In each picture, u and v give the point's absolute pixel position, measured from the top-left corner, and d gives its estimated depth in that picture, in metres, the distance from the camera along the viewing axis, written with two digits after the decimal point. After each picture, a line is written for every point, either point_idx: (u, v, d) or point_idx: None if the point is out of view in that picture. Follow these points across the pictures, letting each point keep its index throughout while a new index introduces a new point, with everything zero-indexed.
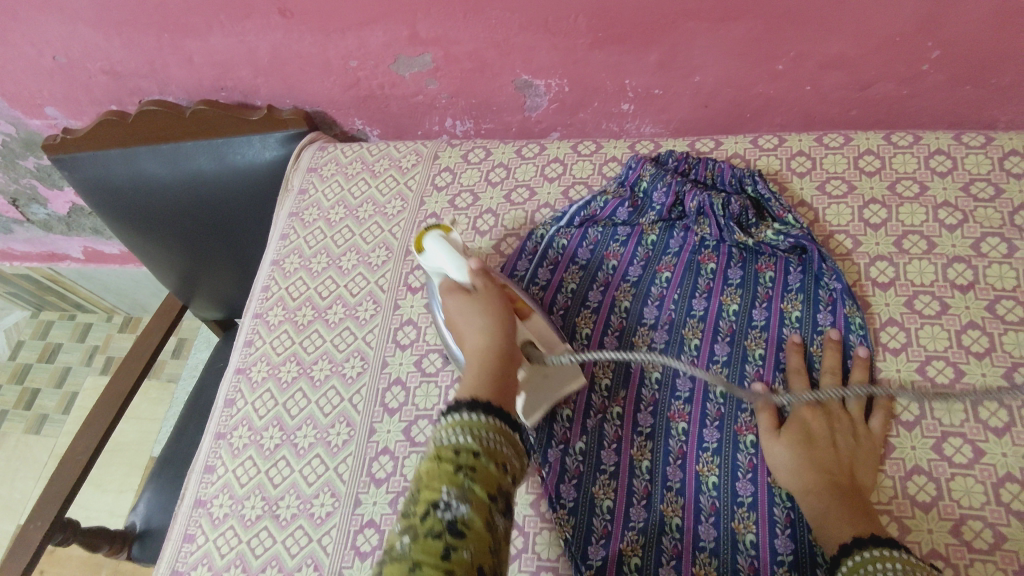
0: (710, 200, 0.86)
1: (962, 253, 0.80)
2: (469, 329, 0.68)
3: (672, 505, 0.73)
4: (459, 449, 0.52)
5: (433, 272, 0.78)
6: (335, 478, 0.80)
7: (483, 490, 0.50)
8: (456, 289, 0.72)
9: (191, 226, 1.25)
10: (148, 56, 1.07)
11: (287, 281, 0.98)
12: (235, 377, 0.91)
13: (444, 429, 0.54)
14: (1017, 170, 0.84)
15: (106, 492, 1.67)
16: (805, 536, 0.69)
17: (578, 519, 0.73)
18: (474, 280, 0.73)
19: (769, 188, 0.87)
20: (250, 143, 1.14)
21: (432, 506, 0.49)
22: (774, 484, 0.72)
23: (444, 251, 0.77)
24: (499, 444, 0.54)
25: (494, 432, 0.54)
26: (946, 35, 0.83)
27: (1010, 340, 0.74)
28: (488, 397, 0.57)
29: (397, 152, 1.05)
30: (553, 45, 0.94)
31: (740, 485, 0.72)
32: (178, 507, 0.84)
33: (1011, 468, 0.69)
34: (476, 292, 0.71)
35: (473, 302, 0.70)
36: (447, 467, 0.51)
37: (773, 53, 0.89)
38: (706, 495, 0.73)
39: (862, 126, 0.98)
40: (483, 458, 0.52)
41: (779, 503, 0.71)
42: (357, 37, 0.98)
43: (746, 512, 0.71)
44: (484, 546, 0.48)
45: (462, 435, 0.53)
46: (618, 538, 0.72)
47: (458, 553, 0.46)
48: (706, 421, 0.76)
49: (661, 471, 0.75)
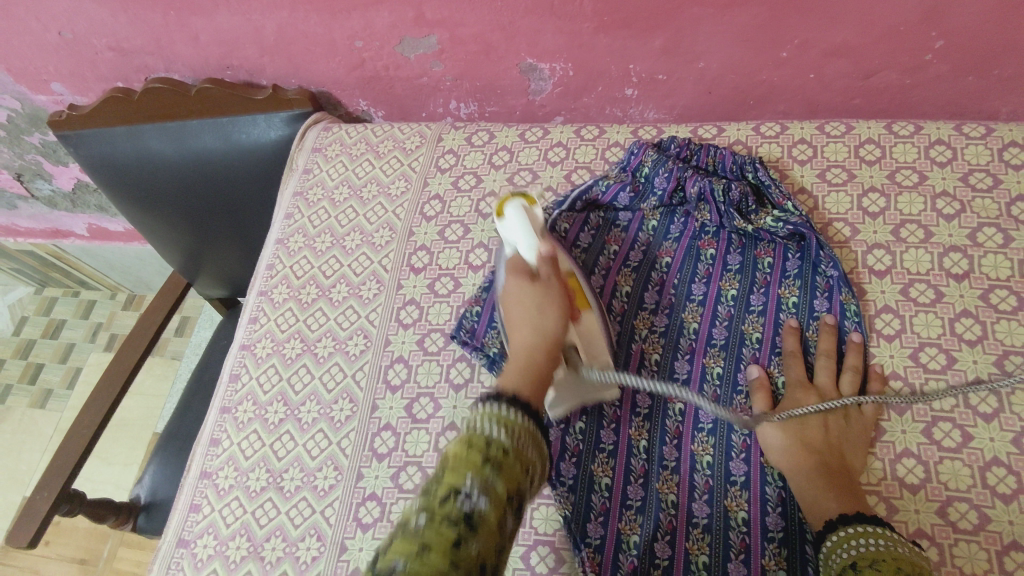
0: (711, 185, 0.86)
1: (958, 242, 0.81)
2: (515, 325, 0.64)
3: (667, 483, 0.75)
4: (491, 441, 0.49)
5: (507, 243, 0.73)
6: (338, 452, 0.82)
7: (504, 488, 0.48)
8: (521, 272, 0.67)
9: (196, 204, 1.26)
10: (154, 33, 1.07)
11: (292, 260, 0.99)
12: (240, 352, 0.93)
13: (479, 414, 0.51)
14: (1016, 161, 0.84)
15: (111, 465, 1.70)
16: (795, 514, 0.71)
17: (577, 496, 0.74)
18: (541, 266, 0.68)
19: (769, 175, 0.88)
20: (256, 122, 1.14)
21: (454, 491, 0.46)
22: (767, 464, 0.74)
23: (521, 225, 0.70)
24: (524, 444, 0.51)
25: (526, 433, 0.51)
26: (949, 25, 0.84)
27: (1003, 328, 0.76)
28: (527, 395, 0.55)
29: (402, 134, 1.06)
30: (558, 29, 0.94)
31: (734, 465, 0.75)
32: (184, 479, 0.86)
33: (998, 452, 0.70)
34: (537, 281, 0.66)
35: (532, 289, 0.65)
36: (473, 453, 0.48)
37: (777, 40, 0.90)
38: (701, 473, 0.75)
39: (864, 114, 0.99)
40: (512, 455, 0.49)
41: (771, 482, 0.73)
42: (362, 18, 0.98)
43: (739, 491, 0.73)
44: (491, 543, 0.46)
45: (496, 425, 0.50)
46: (616, 516, 0.73)
47: (466, 547, 0.44)
48: (702, 403, 0.78)
49: (658, 451, 0.77)
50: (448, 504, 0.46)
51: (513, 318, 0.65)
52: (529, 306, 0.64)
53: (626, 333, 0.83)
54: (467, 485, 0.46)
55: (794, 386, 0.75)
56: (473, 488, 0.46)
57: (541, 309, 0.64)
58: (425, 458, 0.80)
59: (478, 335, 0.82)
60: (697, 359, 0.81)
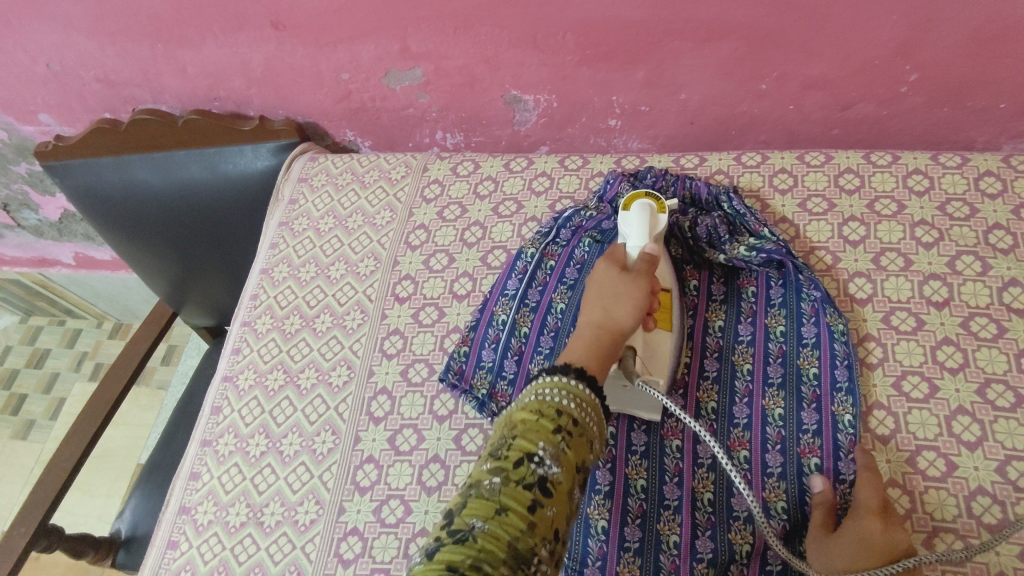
0: (677, 220, 0.89)
1: (938, 271, 0.82)
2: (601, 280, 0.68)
3: (669, 523, 0.74)
4: (560, 412, 0.53)
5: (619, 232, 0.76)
6: (319, 486, 0.81)
7: (573, 456, 0.51)
8: (614, 262, 0.70)
9: (183, 231, 1.25)
10: (141, 66, 1.08)
11: (275, 290, 0.98)
12: (222, 385, 0.92)
13: (547, 387, 0.55)
14: (992, 190, 0.85)
15: (93, 498, 1.67)
16: (795, 548, 0.72)
17: (573, 541, 0.74)
18: (638, 259, 0.70)
19: (745, 205, 0.89)
20: (242, 153, 1.15)
21: (527, 457, 0.49)
22: (770, 498, 0.73)
23: (637, 223, 0.73)
24: (592, 423, 0.55)
25: (591, 409, 0.55)
26: (923, 58, 0.85)
27: (984, 356, 0.76)
28: (582, 364, 0.59)
29: (387, 164, 1.06)
30: (541, 62, 0.96)
31: (736, 500, 0.74)
32: (162, 514, 0.85)
33: (982, 481, 0.70)
34: (627, 273, 0.68)
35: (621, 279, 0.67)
36: (546, 424, 0.52)
37: (757, 72, 0.91)
38: (702, 510, 0.74)
39: (844, 144, 1.00)
40: (578, 427, 0.53)
41: (775, 515, 0.72)
42: (348, 51, 1.00)
43: (743, 525, 0.72)
44: (563, 511, 0.49)
45: (565, 398, 0.55)
46: (615, 561, 0.72)
47: (543, 510, 0.47)
48: (699, 437, 0.77)
49: (658, 489, 0.76)
50: (522, 467, 0.49)
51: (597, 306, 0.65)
52: (617, 277, 0.68)
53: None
54: (542, 453, 0.50)
55: (867, 511, 0.66)
56: (548, 457, 0.50)
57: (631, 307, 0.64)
58: (408, 491, 0.79)
59: (466, 376, 0.84)
60: (690, 394, 0.80)
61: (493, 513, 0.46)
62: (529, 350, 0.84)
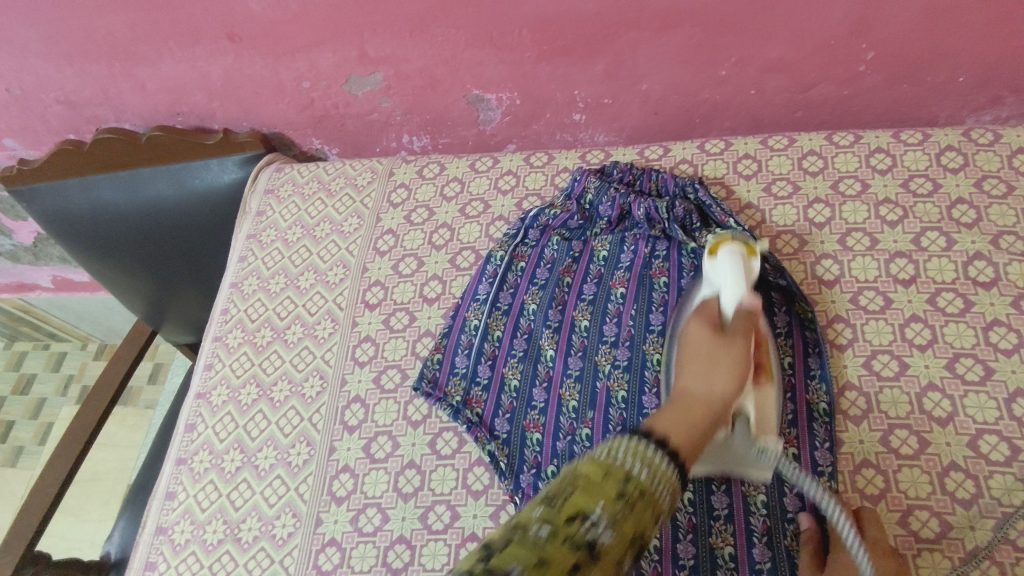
0: (656, 205, 0.88)
1: (903, 248, 0.82)
2: (697, 350, 0.63)
3: None
4: (630, 478, 0.44)
5: (709, 282, 0.72)
6: (296, 498, 0.80)
7: (631, 529, 0.42)
8: (707, 320, 0.66)
9: (156, 251, 1.25)
10: (101, 85, 1.07)
11: (246, 303, 0.98)
12: (195, 402, 0.91)
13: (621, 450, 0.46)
14: (954, 164, 0.86)
15: (86, 521, 1.65)
16: (781, 544, 0.69)
17: None
18: (736, 317, 0.65)
19: (711, 194, 0.88)
20: (208, 167, 1.14)
21: (577, 516, 0.41)
22: (748, 494, 0.71)
23: (732, 272, 0.68)
24: (659, 488, 0.45)
25: (668, 488, 0.46)
26: (878, 36, 0.85)
27: (951, 331, 0.76)
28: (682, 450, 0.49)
29: (353, 170, 1.06)
30: (500, 60, 0.95)
31: (715, 498, 0.71)
32: (140, 535, 0.84)
33: (955, 457, 0.70)
34: (724, 334, 0.64)
35: (711, 339, 0.63)
36: (606, 488, 0.43)
37: (715, 59, 0.91)
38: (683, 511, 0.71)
39: (808, 126, 1.00)
40: (643, 501, 0.44)
41: (755, 512, 0.70)
42: (307, 59, 0.99)
43: (724, 525, 0.70)
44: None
45: (637, 464, 0.45)
46: None
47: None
48: None
49: None
50: (573, 526, 0.40)
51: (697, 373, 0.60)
52: (716, 344, 0.63)
53: (590, 370, 0.81)
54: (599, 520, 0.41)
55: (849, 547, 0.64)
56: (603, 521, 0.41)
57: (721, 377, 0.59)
58: (384, 499, 0.78)
59: (440, 384, 0.83)
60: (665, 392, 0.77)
61: (533, 562, 0.38)
62: (502, 353, 0.84)
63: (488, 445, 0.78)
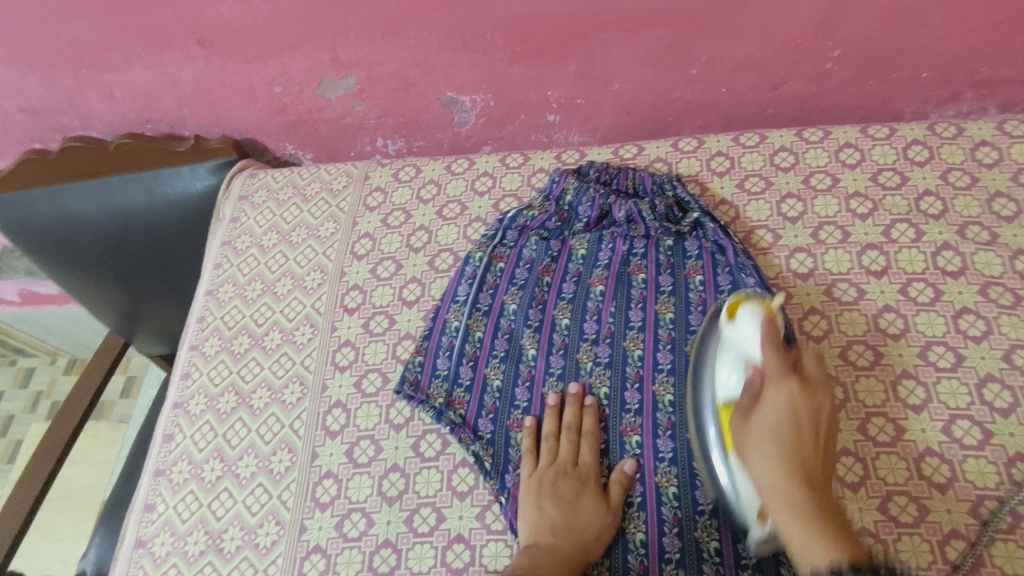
0: (637, 207, 0.90)
1: (874, 240, 0.84)
2: (760, 432, 0.60)
3: (634, 521, 0.72)
4: None
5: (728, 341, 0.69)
6: (279, 506, 0.79)
7: None
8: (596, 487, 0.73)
9: (128, 261, 1.23)
10: (67, 92, 1.05)
11: (222, 311, 0.97)
12: (172, 412, 0.90)
13: None
14: (920, 158, 0.88)
15: (58, 540, 1.61)
16: None
17: None
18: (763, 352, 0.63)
19: (689, 192, 0.90)
20: (180, 175, 1.12)
21: None
22: None
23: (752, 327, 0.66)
24: None
25: None
26: (843, 34, 0.87)
27: (922, 320, 0.78)
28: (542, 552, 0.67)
29: (328, 175, 1.05)
30: (474, 62, 0.95)
31: (699, 493, 0.72)
32: (119, 549, 0.83)
33: (930, 442, 0.72)
34: (769, 400, 0.61)
35: (755, 443, 0.60)
36: None
37: (686, 59, 0.92)
38: (668, 506, 0.72)
39: (779, 124, 1.02)
40: None
41: None
42: (279, 63, 0.98)
43: (709, 519, 0.71)
44: None
45: None
46: None
47: None
48: (658, 432, 0.76)
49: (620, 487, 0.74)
50: None
51: (784, 526, 0.56)
52: (780, 416, 0.59)
53: (572, 368, 0.82)
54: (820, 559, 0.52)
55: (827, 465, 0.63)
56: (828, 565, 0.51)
57: (810, 522, 0.55)
58: (369, 503, 0.78)
59: (422, 386, 0.83)
60: (647, 388, 0.79)
61: None
62: (483, 354, 0.84)
63: (473, 446, 0.78)
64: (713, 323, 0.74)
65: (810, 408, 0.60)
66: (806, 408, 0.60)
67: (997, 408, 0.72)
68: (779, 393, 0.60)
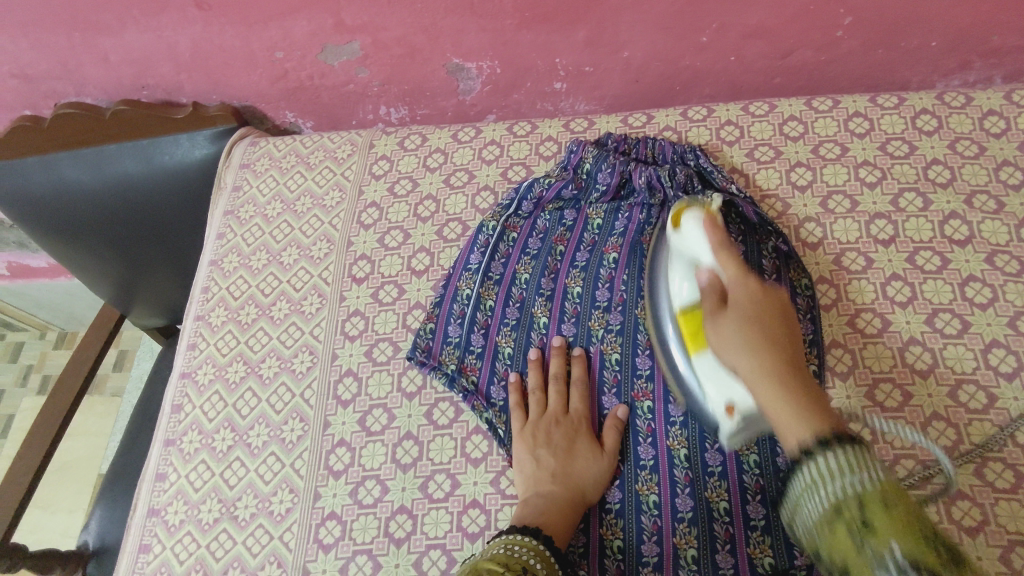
0: (657, 173, 0.87)
1: (882, 209, 0.84)
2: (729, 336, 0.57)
3: (647, 483, 0.73)
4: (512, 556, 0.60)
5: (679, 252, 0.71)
6: (292, 474, 0.79)
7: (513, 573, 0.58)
8: (590, 433, 0.76)
9: (125, 232, 1.21)
10: (59, 57, 1.02)
11: (227, 281, 0.95)
12: (180, 382, 0.89)
13: (498, 543, 0.63)
14: (929, 127, 0.88)
15: (57, 511, 1.61)
16: (774, 500, 0.70)
17: None
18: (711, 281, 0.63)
19: (711, 161, 0.88)
20: (178, 142, 1.10)
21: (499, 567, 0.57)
22: (741, 452, 0.72)
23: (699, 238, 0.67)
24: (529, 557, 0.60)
25: (532, 551, 0.61)
26: (856, 2, 0.87)
27: (930, 288, 0.79)
28: (546, 498, 0.70)
29: (332, 143, 1.04)
30: (481, 27, 0.94)
31: (709, 455, 0.73)
32: (132, 516, 0.83)
33: (937, 407, 0.73)
34: (732, 298, 0.60)
35: (730, 324, 0.58)
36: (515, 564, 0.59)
37: (697, 25, 0.91)
38: (680, 466, 0.73)
39: (786, 92, 1.01)
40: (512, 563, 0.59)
41: (748, 470, 0.72)
42: (280, 28, 0.96)
43: (718, 481, 0.72)
44: None
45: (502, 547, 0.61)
46: (597, 523, 0.73)
47: None
48: (670, 396, 0.77)
49: (633, 451, 0.75)
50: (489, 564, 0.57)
51: (773, 412, 0.53)
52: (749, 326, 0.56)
53: (583, 335, 0.82)
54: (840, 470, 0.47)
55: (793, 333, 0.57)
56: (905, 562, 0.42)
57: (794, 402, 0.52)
58: (383, 470, 0.78)
59: (434, 353, 0.83)
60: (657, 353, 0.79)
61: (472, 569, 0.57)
62: (495, 322, 0.84)
63: (486, 413, 0.79)
64: (662, 242, 0.77)
65: (772, 304, 0.59)
66: (764, 295, 0.59)
67: (1001, 373, 0.73)
68: (745, 290, 0.60)
